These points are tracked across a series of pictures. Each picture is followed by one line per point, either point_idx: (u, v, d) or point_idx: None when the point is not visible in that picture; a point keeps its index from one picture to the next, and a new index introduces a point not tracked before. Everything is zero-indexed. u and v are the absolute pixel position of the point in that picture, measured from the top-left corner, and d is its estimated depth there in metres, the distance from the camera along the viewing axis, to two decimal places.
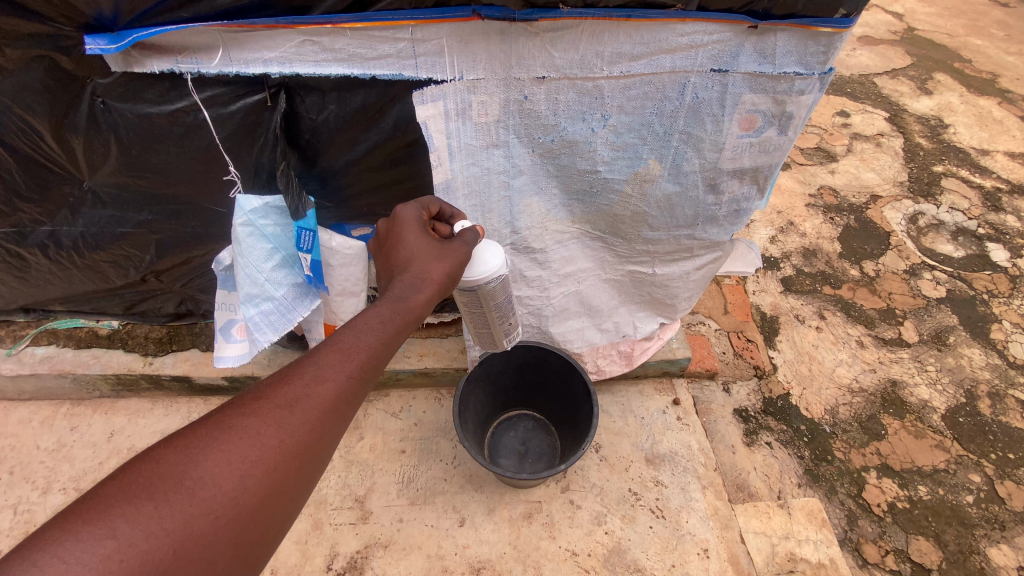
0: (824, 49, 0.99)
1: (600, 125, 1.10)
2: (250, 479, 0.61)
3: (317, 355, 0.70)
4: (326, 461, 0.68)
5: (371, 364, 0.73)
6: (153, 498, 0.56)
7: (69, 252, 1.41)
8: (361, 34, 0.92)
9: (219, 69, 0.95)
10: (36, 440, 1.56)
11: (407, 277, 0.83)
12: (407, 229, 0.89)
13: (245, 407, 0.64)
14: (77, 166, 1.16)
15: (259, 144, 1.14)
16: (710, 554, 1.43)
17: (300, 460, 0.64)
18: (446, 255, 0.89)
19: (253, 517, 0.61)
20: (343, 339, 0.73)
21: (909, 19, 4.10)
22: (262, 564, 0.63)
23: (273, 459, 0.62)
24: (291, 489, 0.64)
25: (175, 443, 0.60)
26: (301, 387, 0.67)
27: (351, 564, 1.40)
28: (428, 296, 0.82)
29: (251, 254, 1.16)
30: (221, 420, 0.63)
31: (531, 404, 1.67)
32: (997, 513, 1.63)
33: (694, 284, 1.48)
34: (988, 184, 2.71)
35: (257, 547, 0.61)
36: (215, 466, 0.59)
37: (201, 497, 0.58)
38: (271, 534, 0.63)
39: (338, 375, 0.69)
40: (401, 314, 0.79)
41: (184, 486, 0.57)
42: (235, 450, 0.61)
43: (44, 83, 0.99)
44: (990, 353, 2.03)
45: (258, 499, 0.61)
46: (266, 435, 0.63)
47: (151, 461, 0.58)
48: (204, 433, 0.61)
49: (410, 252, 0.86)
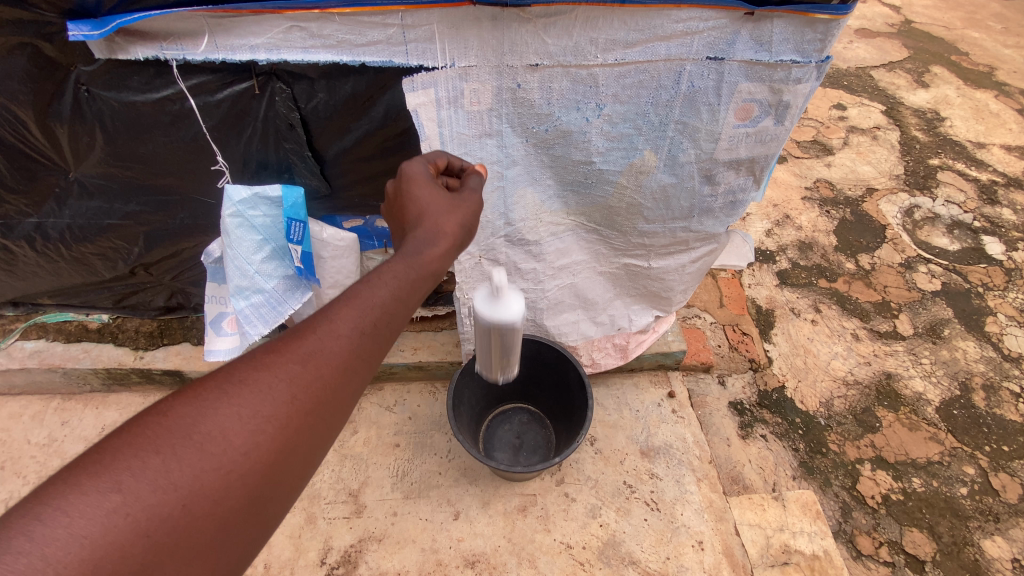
0: (821, 36, 0.97)
1: (594, 115, 1.08)
2: (261, 435, 0.59)
3: (331, 309, 0.68)
4: (341, 418, 0.67)
5: (387, 320, 0.70)
6: (160, 451, 0.55)
7: (57, 245, 1.39)
8: (350, 19, 0.90)
9: (205, 56, 0.93)
10: (27, 435, 1.55)
11: (421, 231, 0.80)
12: (415, 184, 0.87)
13: (256, 360, 0.63)
14: (62, 156, 1.14)
15: (246, 134, 1.12)
16: (705, 546, 1.43)
17: (313, 416, 0.63)
18: (459, 206, 0.86)
19: (265, 473, 0.59)
20: (357, 292, 0.70)
21: (906, 11, 4.09)
22: (277, 520, 0.62)
23: (284, 415, 0.61)
24: (304, 446, 0.63)
25: (183, 397, 0.59)
26: (314, 342, 0.65)
27: (345, 558, 1.39)
28: (444, 251, 0.79)
29: (240, 245, 1.14)
30: (230, 374, 0.61)
31: (527, 398, 1.66)
32: (991, 505, 1.64)
33: (690, 276, 1.47)
34: (984, 177, 2.70)
35: (268, 504, 0.60)
36: (224, 420, 0.58)
37: (210, 452, 0.56)
38: (285, 490, 0.62)
39: (351, 331, 0.67)
40: (416, 269, 0.76)
41: (192, 440, 0.56)
42: (246, 404, 0.59)
43: (26, 71, 0.96)
44: (985, 346, 2.03)
45: (271, 454, 0.59)
46: (277, 390, 0.61)
47: (158, 414, 0.57)
48: (213, 387, 0.60)
49: (422, 206, 0.84)
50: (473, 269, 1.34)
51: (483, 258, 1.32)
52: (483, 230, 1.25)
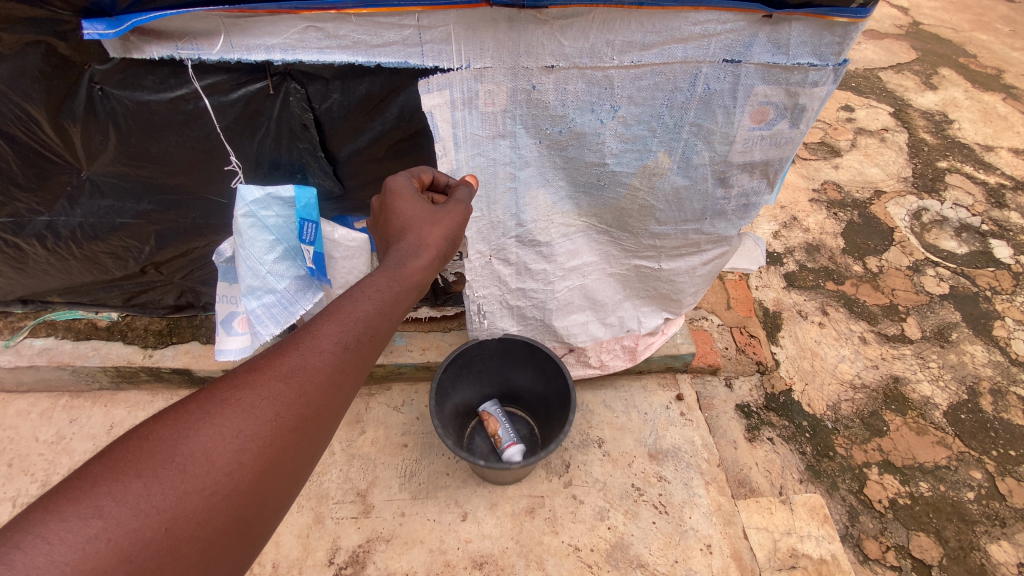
0: (839, 39, 0.96)
1: (609, 117, 1.08)
2: (245, 455, 0.59)
3: (314, 325, 0.68)
4: (326, 434, 0.67)
5: (371, 334, 0.71)
6: (141, 475, 0.54)
7: (67, 243, 1.39)
8: (366, 20, 0.90)
9: (220, 55, 0.93)
10: (35, 432, 1.55)
11: (404, 243, 0.82)
12: (400, 197, 0.88)
13: (238, 380, 0.63)
14: (75, 155, 1.14)
15: (259, 134, 1.12)
16: (713, 549, 1.43)
17: (297, 434, 0.63)
18: (442, 217, 0.87)
19: (249, 493, 0.59)
20: (340, 308, 0.71)
21: (914, 13, 4.07)
22: (263, 539, 0.62)
23: (268, 433, 0.61)
24: (289, 464, 0.62)
25: (165, 419, 0.58)
26: (298, 359, 0.65)
27: (353, 558, 1.39)
28: (427, 262, 0.82)
29: (253, 246, 1.14)
30: (213, 394, 0.61)
31: (516, 400, 1.64)
32: (998, 510, 1.63)
33: (700, 279, 1.46)
34: (992, 181, 2.69)
35: (254, 524, 0.60)
36: (207, 440, 0.58)
37: (193, 473, 0.56)
38: (270, 511, 0.61)
39: (335, 346, 0.67)
40: (400, 281, 0.77)
41: (175, 462, 0.56)
42: (229, 424, 0.59)
43: (40, 69, 0.96)
44: (993, 350, 2.02)
45: (254, 474, 0.59)
46: (260, 408, 0.61)
47: (140, 437, 0.57)
48: (196, 408, 0.59)
49: (405, 219, 0.86)
50: (483, 269, 1.33)
51: (494, 257, 1.31)
52: (495, 229, 1.25)
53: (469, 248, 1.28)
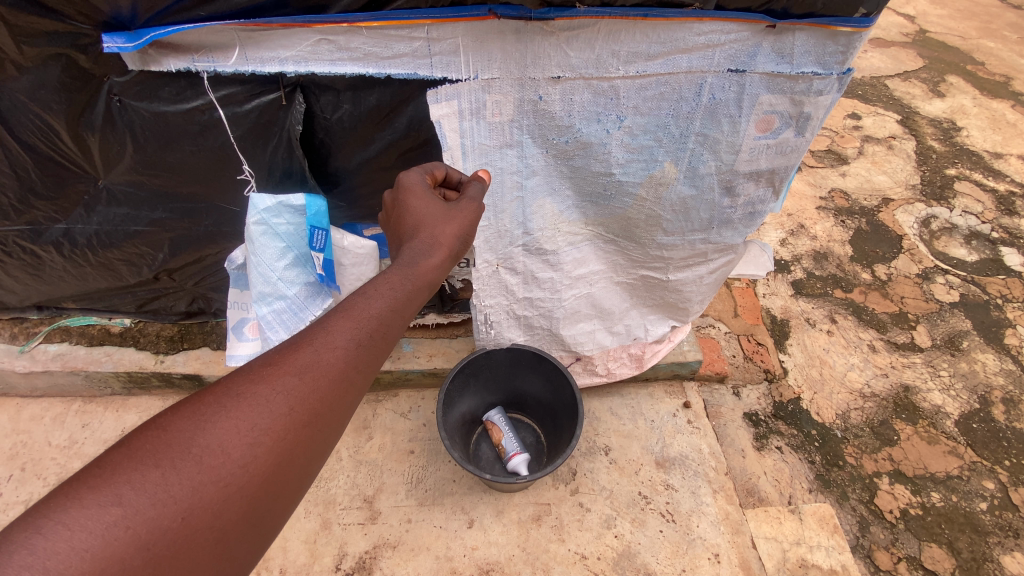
0: (842, 49, 0.98)
1: (615, 126, 1.09)
2: (259, 448, 0.59)
3: (328, 322, 0.69)
4: (338, 429, 0.67)
5: (383, 332, 0.71)
6: (159, 464, 0.55)
7: (83, 251, 1.42)
8: (377, 33, 0.92)
9: (234, 67, 0.95)
10: (48, 436, 1.57)
11: (417, 242, 0.82)
12: (413, 194, 0.89)
13: (254, 373, 0.63)
14: (93, 164, 1.17)
15: (272, 145, 1.14)
16: (721, 558, 1.42)
17: (311, 428, 0.63)
18: (455, 215, 0.88)
19: (263, 486, 0.60)
20: (353, 304, 0.71)
21: (921, 21, 4.07)
22: (276, 530, 0.63)
23: (282, 429, 0.61)
24: (302, 459, 0.63)
25: (183, 410, 0.59)
26: (312, 354, 0.65)
27: (360, 564, 1.39)
28: (439, 261, 0.82)
29: (264, 252, 1.17)
30: (229, 387, 0.62)
31: (523, 408, 1.64)
32: (1012, 520, 1.61)
33: (707, 287, 1.46)
34: (1002, 188, 2.67)
35: (266, 518, 0.61)
36: (223, 433, 0.58)
37: (209, 464, 0.57)
38: (281, 503, 0.62)
39: (348, 343, 0.68)
40: (412, 279, 0.77)
41: (191, 454, 0.57)
42: (244, 417, 0.60)
43: (61, 81, 0.99)
44: (1004, 358, 2.00)
45: (268, 467, 0.60)
46: (274, 402, 0.61)
47: (158, 428, 0.57)
48: (212, 401, 0.60)
49: (418, 217, 0.86)
50: (491, 278, 1.35)
51: (501, 267, 1.33)
52: (501, 238, 1.26)
53: (477, 258, 1.30)
